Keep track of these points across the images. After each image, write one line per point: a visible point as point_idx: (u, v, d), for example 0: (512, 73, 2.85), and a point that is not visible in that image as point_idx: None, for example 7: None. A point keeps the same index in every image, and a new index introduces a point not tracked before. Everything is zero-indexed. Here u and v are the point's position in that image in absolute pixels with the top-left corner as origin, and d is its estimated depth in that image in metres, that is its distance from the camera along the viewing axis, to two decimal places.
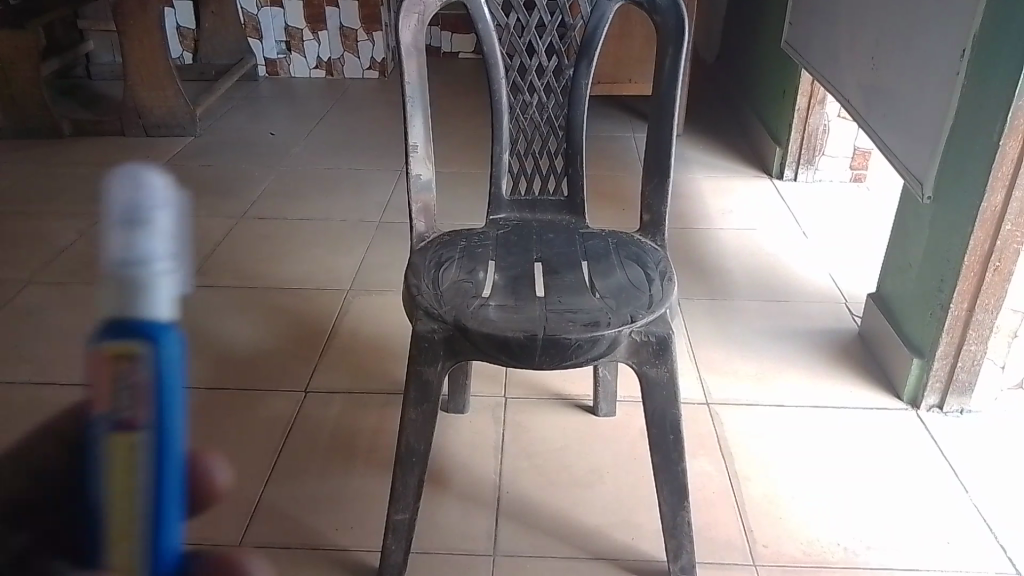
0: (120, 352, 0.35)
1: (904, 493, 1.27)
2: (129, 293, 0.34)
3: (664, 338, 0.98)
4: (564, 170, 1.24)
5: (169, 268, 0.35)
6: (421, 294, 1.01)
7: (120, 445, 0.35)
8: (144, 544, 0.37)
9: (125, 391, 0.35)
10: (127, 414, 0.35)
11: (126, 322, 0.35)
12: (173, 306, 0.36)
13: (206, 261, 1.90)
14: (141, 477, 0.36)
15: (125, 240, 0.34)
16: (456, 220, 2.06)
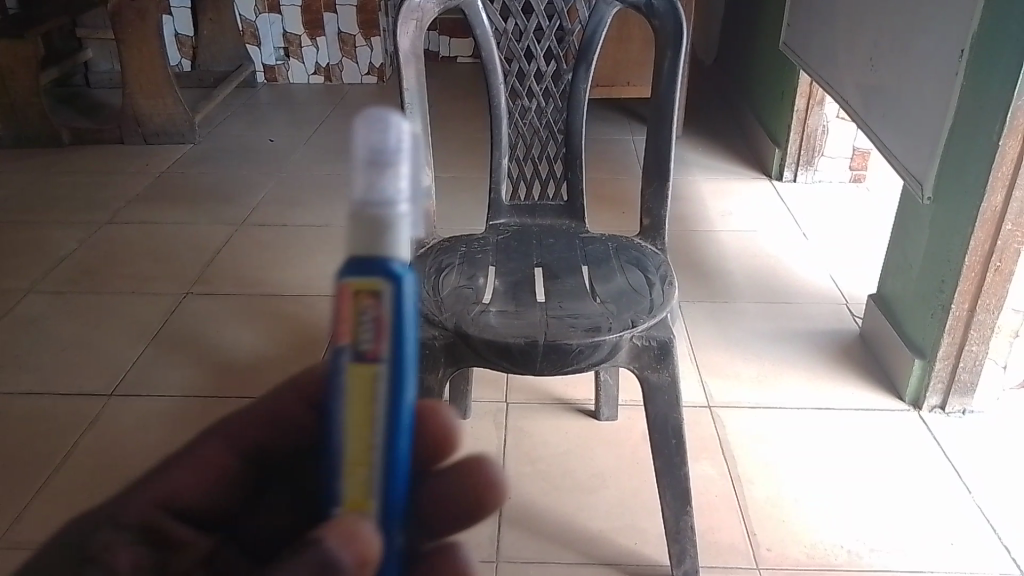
0: (367, 287, 0.38)
1: (907, 495, 1.27)
2: (371, 235, 0.38)
3: (665, 342, 0.99)
4: (564, 174, 1.24)
5: (406, 213, 0.39)
6: (421, 301, 1.01)
7: (361, 372, 0.39)
8: (383, 459, 0.41)
9: (370, 323, 0.39)
10: (368, 343, 0.39)
11: (369, 259, 0.38)
12: (406, 247, 0.39)
13: (206, 268, 1.90)
14: (379, 401, 0.40)
15: (370, 189, 0.38)
16: (456, 225, 2.06)
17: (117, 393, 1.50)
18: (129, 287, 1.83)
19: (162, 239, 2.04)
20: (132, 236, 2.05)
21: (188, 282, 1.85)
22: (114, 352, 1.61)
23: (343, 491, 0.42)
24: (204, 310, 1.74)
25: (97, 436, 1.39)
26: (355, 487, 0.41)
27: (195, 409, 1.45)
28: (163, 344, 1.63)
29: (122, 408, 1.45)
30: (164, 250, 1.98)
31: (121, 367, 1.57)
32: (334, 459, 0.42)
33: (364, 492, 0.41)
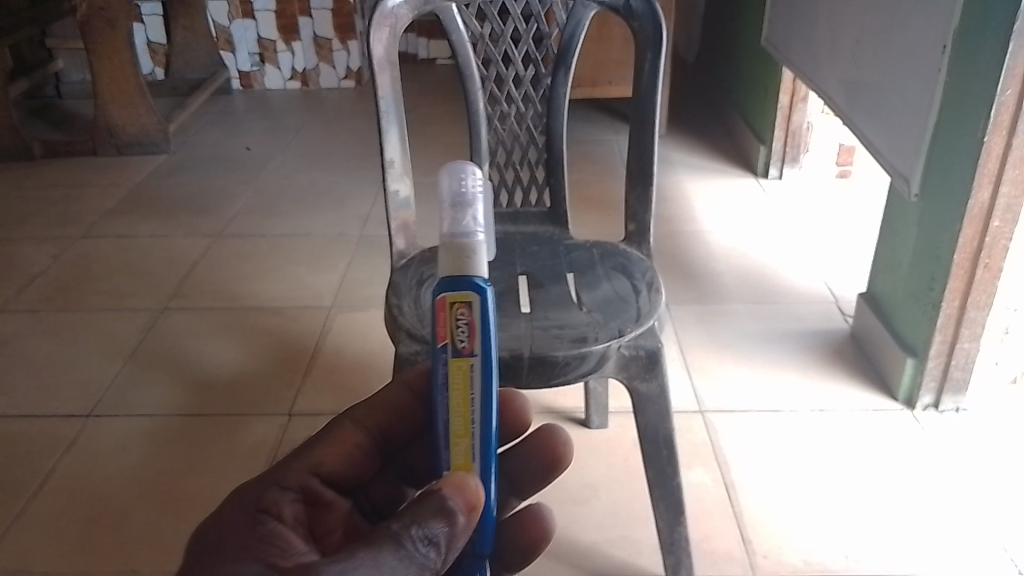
0: (461, 299, 0.65)
1: (904, 498, 1.24)
2: (461, 257, 0.67)
3: (653, 350, 0.94)
4: (546, 181, 1.22)
5: (480, 243, 0.68)
6: (402, 315, 0.98)
7: (461, 364, 0.66)
8: (477, 430, 0.67)
9: (463, 326, 0.66)
10: (464, 342, 0.66)
11: (461, 278, 0.66)
12: (483, 268, 0.67)
13: (184, 281, 1.86)
14: (473, 389, 0.67)
15: (455, 228, 0.69)
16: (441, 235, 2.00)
17: (94, 414, 1.45)
18: (106, 304, 1.78)
19: (138, 252, 1.99)
20: (107, 250, 2.00)
21: (164, 296, 1.81)
22: (90, 371, 1.57)
23: (452, 458, 0.67)
24: (183, 325, 1.70)
25: (74, 459, 1.35)
26: (460, 452, 0.67)
27: (174, 428, 1.41)
28: (140, 361, 1.59)
29: (100, 429, 1.41)
30: (141, 264, 1.94)
31: (98, 386, 1.52)
32: (445, 434, 0.68)
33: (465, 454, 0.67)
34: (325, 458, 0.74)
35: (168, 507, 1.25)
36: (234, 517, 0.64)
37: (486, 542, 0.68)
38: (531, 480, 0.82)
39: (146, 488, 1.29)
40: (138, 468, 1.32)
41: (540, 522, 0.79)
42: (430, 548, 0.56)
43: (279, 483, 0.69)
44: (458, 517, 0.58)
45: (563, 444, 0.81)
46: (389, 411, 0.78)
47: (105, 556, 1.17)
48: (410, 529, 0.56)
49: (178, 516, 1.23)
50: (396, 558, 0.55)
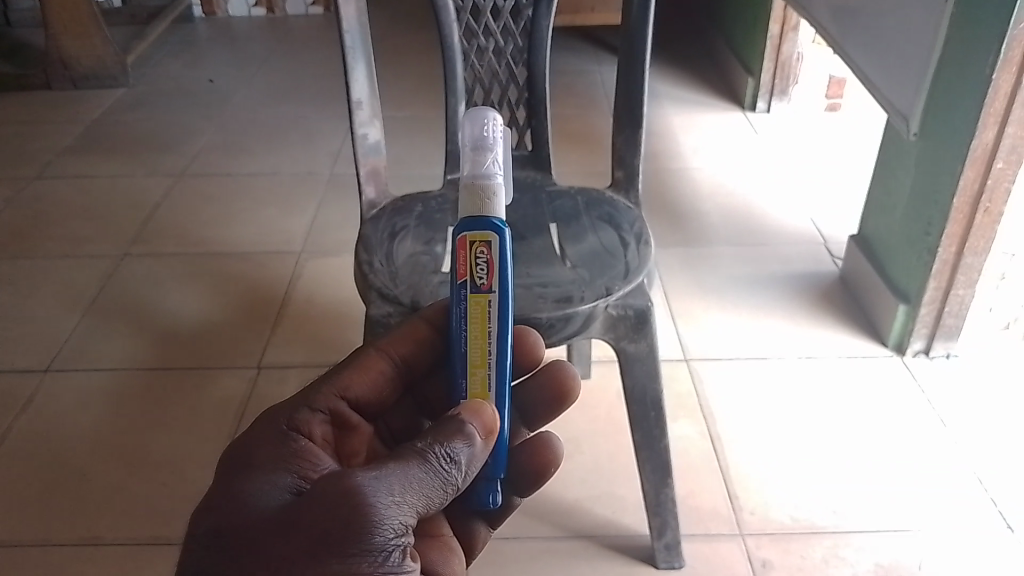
0: (481, 238, 0.66)
1: (893, 450, 1.21)
2: (479, 199, 0.68)
3: (643, 311, 0.88)
4: (527, 122, 1.13)
5: (499, 186, 0.69)
6: (373, 273, 0.91)
7: (480, 300, 0.68)
8: (494, 360, 0.69)
9: (483, 265, 0.67)
10: (483, 280, 0.67)
11: (481, 219, 0.67)
12: (501, 210, 0.68)
13: (145, 225, 1.77)
14: (491, 323, 0.68)
15: (475, 170, 0.70)
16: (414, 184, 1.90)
17: (52, 368, 1.39)
18: (63, 251, 1.69)
19: (96, 194, 1.89)
20: (63, 192, 1.90)
21: (126, 241, 1.72)
22: (46, 323, 1.49)
23: (469, 386, 0.69)
24: (146, 272, 1.62)
25: (31, 418, 1.29)
26: (478, 382, 0.69)
27: (137, 382, 1.35)
28: (101, 311, 1.52)
29: (59, 385, 1.35)
30: (100, 207, 1.84)
31: (56, 338, 1.45)
32: (464, 364, 0.70)
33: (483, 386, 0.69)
34: (353, 382, 0.73)
35: (133, 467, 1.20)
36: (267, 435, 0.64)
37: (500, 466, 0.72)
38: (540, 412, 0.82)
39: (110, 446, 1.24)
40: (101, 425, 1.27)
41: (547, 446, 0.80)
42: (452, 466, 0.59)
43: (309, 404, 0.69)
44: (476, 440, 0.61)
45: (570, 379, 0.81)
46: (417, 341, 0.77)
47: (69, 519, 1.12)
48: (433, 446, 0.59)
49: (144, 477, 1.18)
50: (421, 473, 0.58)
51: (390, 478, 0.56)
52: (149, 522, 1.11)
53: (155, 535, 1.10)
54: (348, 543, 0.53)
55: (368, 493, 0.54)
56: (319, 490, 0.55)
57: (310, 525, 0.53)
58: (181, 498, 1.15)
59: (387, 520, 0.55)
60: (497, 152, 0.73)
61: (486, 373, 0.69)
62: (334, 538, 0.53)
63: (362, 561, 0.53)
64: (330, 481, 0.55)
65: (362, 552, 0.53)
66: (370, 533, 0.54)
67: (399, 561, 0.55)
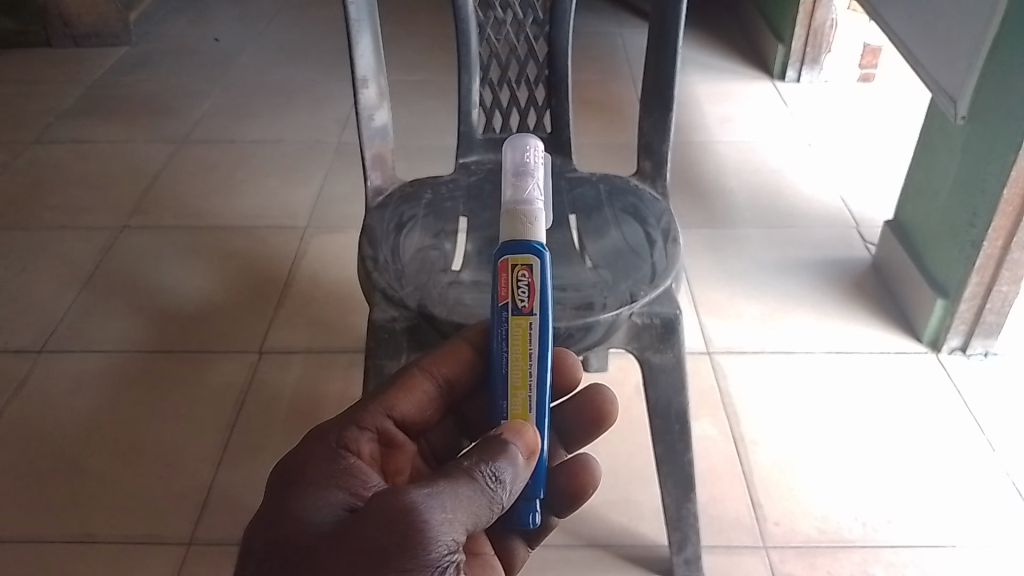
0: (523, 261, 0.67)
1: (927, 455, 1.15)
2: (519, 223, 0.70)
3: (670, 320, 0.81)
4: (546, 103, 1.04)
5: (540, 210, 0.70)
6: (377, 270, 0.84)
7: (521, 323, 0.68)
8: (534, 382, 0.69)
9: (524, 287, 0.68)
10: (524, 302, 0.68)
11: (521, 244, 0.68)
12: (541, 234, 0.69)
13: (146, 195, 1.71)
14: (533, 347, 0.69)
15: (516, 195, 0.71)
16: (421, 165, 1.78)
17: (47, 349, 1.33)
18: (60, 222, 1.63)
19: (96, 161, 1.82)
20: (62, 158, 1.83)
21: (125, 213, 1.65)
22: (42, 300, 1.43)
23: (510, 407, 0.69)
24: (146, 246, 1.56)
25: (25, 403, 1.24)
26: (518, 403, 0.68)
27: (135, 365, 1.30)
28: (99, 287, 1.46)
29: (54, 367, 1.30)
30: (100, 175, 1.77)
31: (52, 316, 1.40)
32: (504, 385, 0.69)
33: (525, 408, 0.69)
34: (399, 400, 0.71)
35: (129, 457, 1.15)
36: (316, 452, 0.64)
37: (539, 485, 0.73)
38: (579, 432, 0.82)
39: (106, 434, 1.18)
40: (97, 412, 1.22)
41: (587, 467, 0.78)
42: (500, 484, 0.59)
43: (356, 423, 0.68)
44: (521, 458, 0.61)
45: (608, 403, 0.82)
46: (463, 358, 0.74)
47: (62, 514, 1.07)
48: (481, 464, 0.59)
49: (140, 469, 1.13)
50: (471, 490, 0.57)
51: (443, 495, 0.55)
52: (144, 520, 1.07)
53: (151, 534, 1.05)
54: (404, 557, 0.53)
55: (422, 509, 0.54)
56: (373, 508, 0.55)
57: (366, 540, 0.53)
58: (178, 492, 1.10)
59: (441, 536, 0.54)
60: (540, 178, 0.74)
61: (527, 395, 0.68)
62: (390, 553, 0.53)
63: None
64: (383, 498, 0.55)
65: (418, 567, 0.53)
66: (425, 550, 0.54)
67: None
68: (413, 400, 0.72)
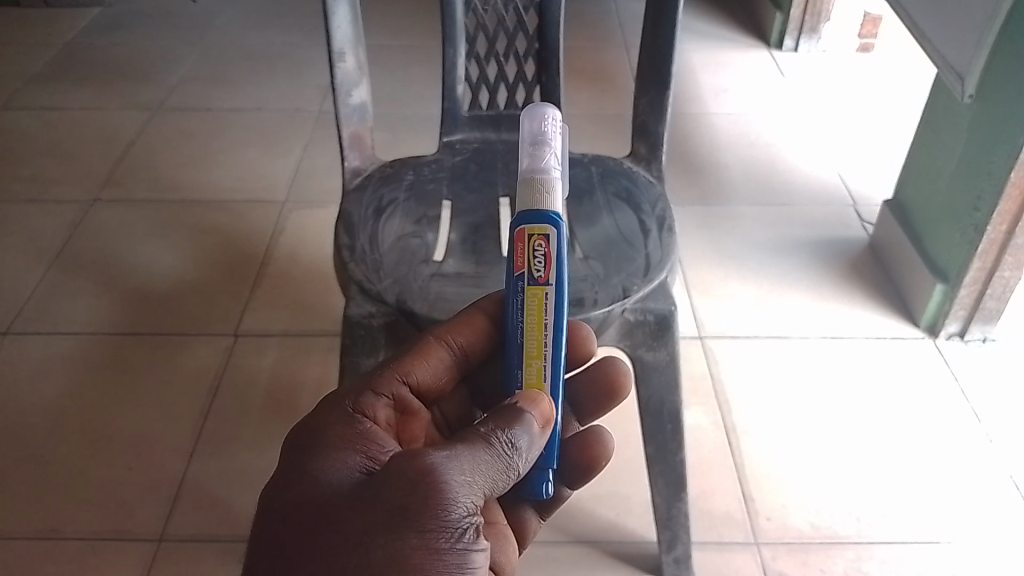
0: (539, 232, 0.63)
1: (924, 446, 1.12)
2: (535, 192, 0.65)
3: (664, 316, 0.77)
4: (536, 78, 0.98)
5: (556, 179, 0.65)
6: (353, 261, 0.78)
7: (537, 293, 0.65)
8: (550, 352, 0.67)
9: (540, 258, 0.64)
10: (541, 272, 0.65)
11: (534, 213, 0.64)
12: (557, 203, 0.65)
13: (118, 167, 1.64)
14: (548, 316, 0.66)
15: (533, 164, 0.66)
16: (402, 150, 1.67)
17: (12, 330, 1.28)
18: (28, 194, 1.56)
19: (65, 129, 1.74)
20: (29, 126, 1.75)
21: (95, 185, 1.58)
22: (8, 277, 1.37)
23: (525, 376, 0.68)
24: (118, 220, 1.50)
25: None
26: (533, 372, 0.68)
27: (106, 348, 1.25)
28: (68, 264, 1.40)
29: (21, 349, 1.24)
30: (70, 144, 1.70)
31: (18, 295, 1.34)
32: (519, 354, 0.68)
33: (539, 378, 0.68)
34: (417, 366, 0.69)
35: (99, 446, 1.10)
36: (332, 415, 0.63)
37: (551, 456, 0.72)
38: (590, 407, 0.79)
39: (75, 421, 1.14)
40: (65, 397, 1.17)
41: (599, 441, 0.76)
42: (516, 451, 0.59)
43: (373, 388, 0.66)
44: (535, 427, 0.61)
45: (621, 375, 0.78)
46: (480, 326, 0.72)
47: (27, 508, 1.03)
48: (497, 432, 0.59)
49: (110, 459, 1.09)
50: (487, 457, 0.57)
51: (462, 459, 0.56)
52: (113, 514, 1.03)
53: (120, 529, 1.01)
54: (425, 518, 0.53)
55: (442, 473, 0.54)
56: (393, 469, 0.55)
57: (386, 501, 0.54)
58: (149, 484, 1.06)
59: (459, 499, 0.55)
60: (556, 145, 0.69)
61: (542, 365, 0.67)
62: (411, 514, 0.53)
63: (438, 538, 0.53)
64: (403, 459, 0.55)
65: (438, 529, 0.53)
66: (444, 513, 0.54)
67: (472, 542, 0.55)
68: (430, 367, 0.69)
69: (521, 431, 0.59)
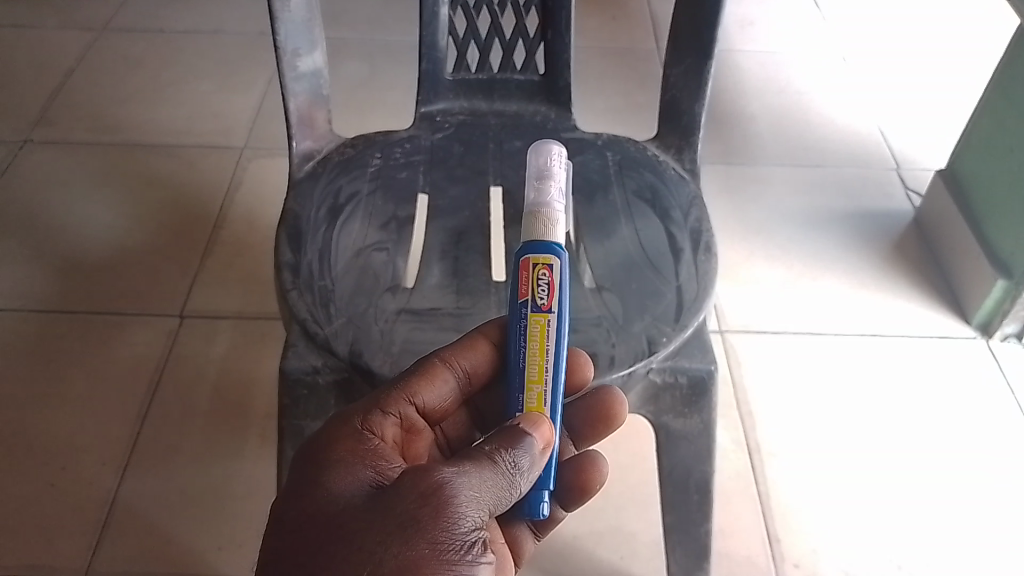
0: (543, 260, 0.53)
1: (973, 477, 0.97)
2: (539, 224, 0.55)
3: (699, 380, 0.60)
4: (540, 34, 0.78)
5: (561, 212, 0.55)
6: (294, 291, 0.61)
7: (539, 320, 0.53)
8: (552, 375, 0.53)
9: (546, 286, 0.53)
10: (544, 298, 0.53)
11: (537, 244, 0.53)
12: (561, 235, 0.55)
13: (53, 101, 1.41)
14: (551, 343, 0.53)
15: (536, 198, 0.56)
16: (375, 94, 1.43)
17: None
18: None
19: None
20: None
21: (26, 124, 1.37)
22: None
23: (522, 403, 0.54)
24: (51, 167, 1.29)
25: None
26: (533, 397, 0.53)
27: (31, 328, 1.07)
28: None
29: None
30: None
31: None
32: (518, 377, 0.54)
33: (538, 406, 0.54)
34: (422, 387, 0.55)
35: (16, 455, 0.94)
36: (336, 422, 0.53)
37: (549, 474, 0.55)
38: (583, 429, 0.60)
39: None
40: None
41: (593, 465, 0.60)
42: (523, 470, 0.49)
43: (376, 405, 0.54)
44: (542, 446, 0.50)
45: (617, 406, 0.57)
46: (489, 345, 0.57)
47: None
48: (499, 452, 0.48)
49: (31, 471, 0.93)
50: (495, 473, 0.48)
51: (473, 470, 0.47)
52: (32, 543, 0.87)
53: (36, 562, 0.86)
54: (436, 528, 0.45)
55: (450, 489, 0.46)
56: (401, 482, 0.47)
57: (392, 515, 0.45)
58: (75, 505, 0.90)
59: (470, 513, 0.46)
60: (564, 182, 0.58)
61: (543, 390, 0.53)
62: (420, 527, 0.45)
63: (448, 549, 0.45)
64: (410, 474, 0.47)
65: (447, 539, 0.45)
66: (451, 527, 0.45)
67: (481, 556, 0.46)
68: (437, 390, 0.55)
69: (526, 448, 0.49)
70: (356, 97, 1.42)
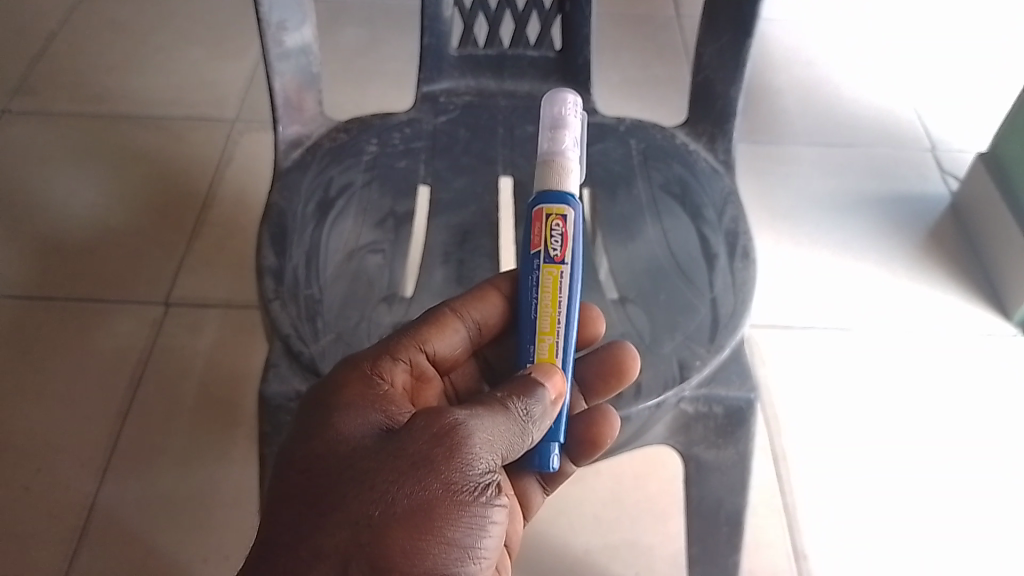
0: (557, 210, 0.49)
1: (1013, 488, 0.91)
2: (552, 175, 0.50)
3: (735, 409, 0.53)
4: (556, 5, 0.69)
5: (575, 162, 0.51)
6: (277, 306, 0.53)
7: (551, 271, 0.49)
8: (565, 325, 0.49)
9: (559, 237, 0.49)
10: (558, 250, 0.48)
11: (552, 194, 0.49)
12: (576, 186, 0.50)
13: (33, 69, 1.33)
14: (564, 296, 0.49)
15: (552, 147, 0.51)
16: (376, 62, 1.35)
17: None
18: None
19: None
20: None
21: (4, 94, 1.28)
22: None
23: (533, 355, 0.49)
24: (30, 140, 1.21)
25: None
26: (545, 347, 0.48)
27: (6, 318, 1.00)
28: None
29: None
30: None
31: None
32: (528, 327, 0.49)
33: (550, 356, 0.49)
34: (432, 335, 0.50)
35: None
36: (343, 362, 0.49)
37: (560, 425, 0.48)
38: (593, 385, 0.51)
39: None
40: None
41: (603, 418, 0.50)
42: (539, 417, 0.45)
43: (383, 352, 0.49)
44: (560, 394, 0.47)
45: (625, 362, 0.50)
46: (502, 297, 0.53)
47: None
48: (513, 396, 0.45)
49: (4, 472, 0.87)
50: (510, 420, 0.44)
51: (488, 413, 0.44)
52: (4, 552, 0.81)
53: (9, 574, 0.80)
54: (448, 470, 0.42)
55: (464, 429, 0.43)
56: (411, 424, 0.43)
57: (404, 454, 0.42)
58: (50, 511, 0.84)
59: (484, 456, 0.43)
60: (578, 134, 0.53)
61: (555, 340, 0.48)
62: (434, 467, 0.42)
63: (461, 491, 0.42)
64: (422, 416, 0.44)
65: (460, 481, 0.42)
66: (464, 469, 0.42)
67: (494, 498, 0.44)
68: (448, 338, 0.51)
69: (542, 394, 0.45)
70: (355, 66, 1.34)
